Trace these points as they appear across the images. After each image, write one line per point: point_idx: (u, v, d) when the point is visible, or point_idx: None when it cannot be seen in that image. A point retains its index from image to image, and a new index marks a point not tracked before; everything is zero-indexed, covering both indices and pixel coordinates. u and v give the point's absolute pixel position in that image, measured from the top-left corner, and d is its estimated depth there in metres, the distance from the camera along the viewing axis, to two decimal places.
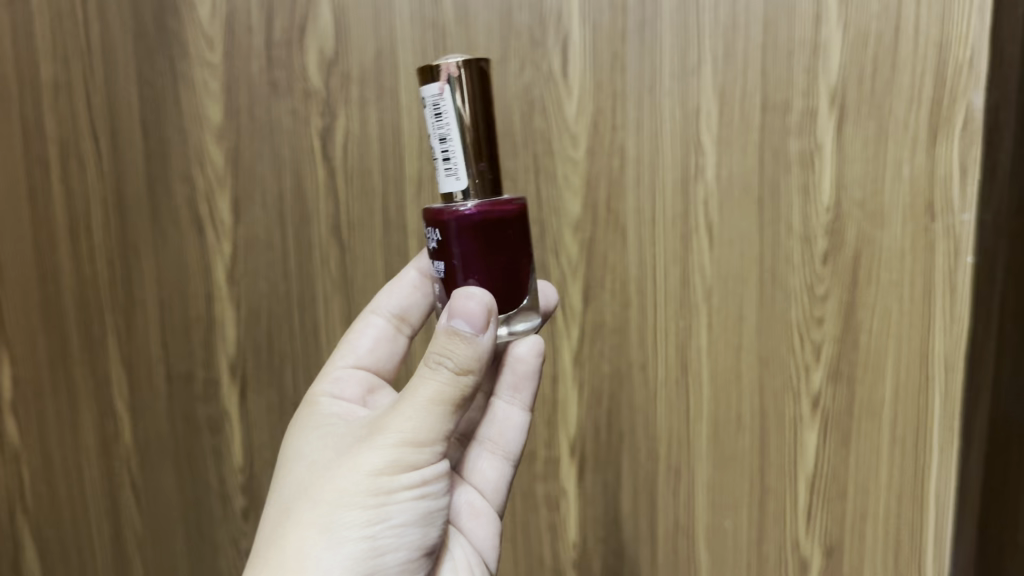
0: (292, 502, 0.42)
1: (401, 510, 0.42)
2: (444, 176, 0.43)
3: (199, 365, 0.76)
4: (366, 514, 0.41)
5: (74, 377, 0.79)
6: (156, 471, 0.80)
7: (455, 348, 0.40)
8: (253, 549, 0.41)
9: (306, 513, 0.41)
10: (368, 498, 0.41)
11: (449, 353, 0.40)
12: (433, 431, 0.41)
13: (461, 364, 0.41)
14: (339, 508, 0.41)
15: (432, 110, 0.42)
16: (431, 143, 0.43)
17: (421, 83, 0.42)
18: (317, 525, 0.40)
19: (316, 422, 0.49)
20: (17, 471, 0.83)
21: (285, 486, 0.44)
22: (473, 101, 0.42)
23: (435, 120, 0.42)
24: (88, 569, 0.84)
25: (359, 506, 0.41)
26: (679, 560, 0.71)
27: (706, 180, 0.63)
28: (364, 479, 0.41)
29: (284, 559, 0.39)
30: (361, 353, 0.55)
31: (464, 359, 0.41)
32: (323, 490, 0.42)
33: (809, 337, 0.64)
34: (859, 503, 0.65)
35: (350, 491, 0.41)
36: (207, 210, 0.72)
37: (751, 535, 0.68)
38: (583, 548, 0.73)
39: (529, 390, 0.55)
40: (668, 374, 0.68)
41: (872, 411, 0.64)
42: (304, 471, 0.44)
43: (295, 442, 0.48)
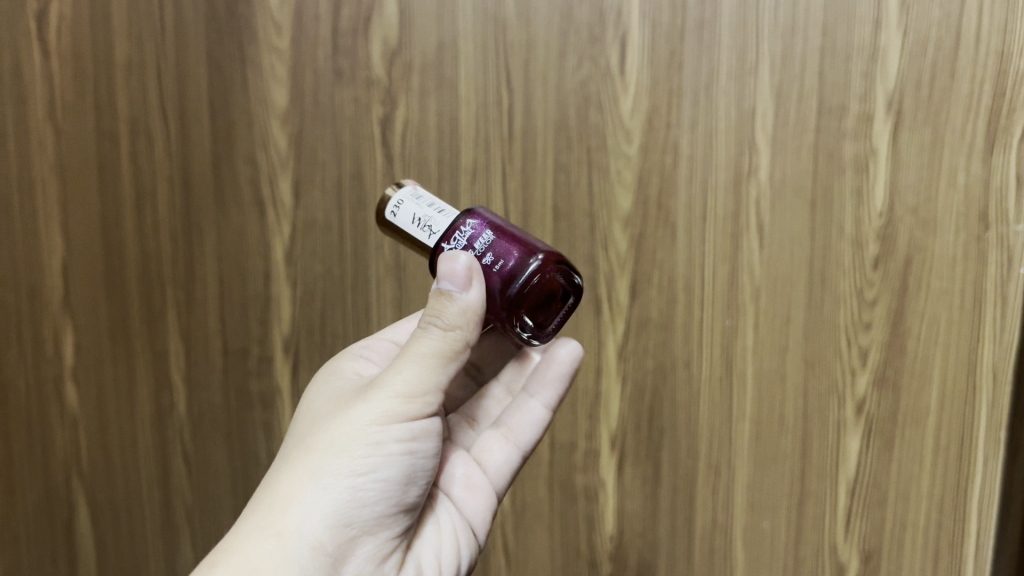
0: (291, 451, 0.44)
1: (382, 464, 0.42)
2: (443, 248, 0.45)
3: (254, 342, 0.82)
4: (351, 463, 0.42)
5: (134, 349, 0.79)
6: (206, 444, 0.84)
7: (445, 306, 0.42)
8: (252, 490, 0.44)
9: (299, 459, 0.43)
10: (356, 447, 0.42)
11: (439, 313, 0.42)
12: (426, 386, 0.43)
13: (451, 322, 0.42)
14: (325, 455, 0.42)
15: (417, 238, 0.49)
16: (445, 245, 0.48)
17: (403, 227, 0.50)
18: (304, 470, 0.42)
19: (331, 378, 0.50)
20: (74, 437, 0.79)
21: (289, 438, 0.46)
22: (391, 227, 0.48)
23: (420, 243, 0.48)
24: (139, 536, 0.85)
25: (347, 455, 0.42)
26: (715, 560, 0.71)
27: (759, 179, 0.64)
28: (352, 430, 0.42)
29: (274, 501, 0.41)
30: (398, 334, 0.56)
31: (450, 321, 0.42)
32: (315, 438, 0.43)
33: (856, 341, 0.63)
34: (899, 510, 0.64)
35: (338, 440, 0.42)
36: (269, 190, 0.77)
37: (789, 536, 0.68)
38: (620, 541, 0.74)
39: (554, 391, 0.55)
40: (712, 372, 0.69)
41: (916, 418, 0.63)
42: (309, 418, 0.46)
43: (308, 395, 0.50)
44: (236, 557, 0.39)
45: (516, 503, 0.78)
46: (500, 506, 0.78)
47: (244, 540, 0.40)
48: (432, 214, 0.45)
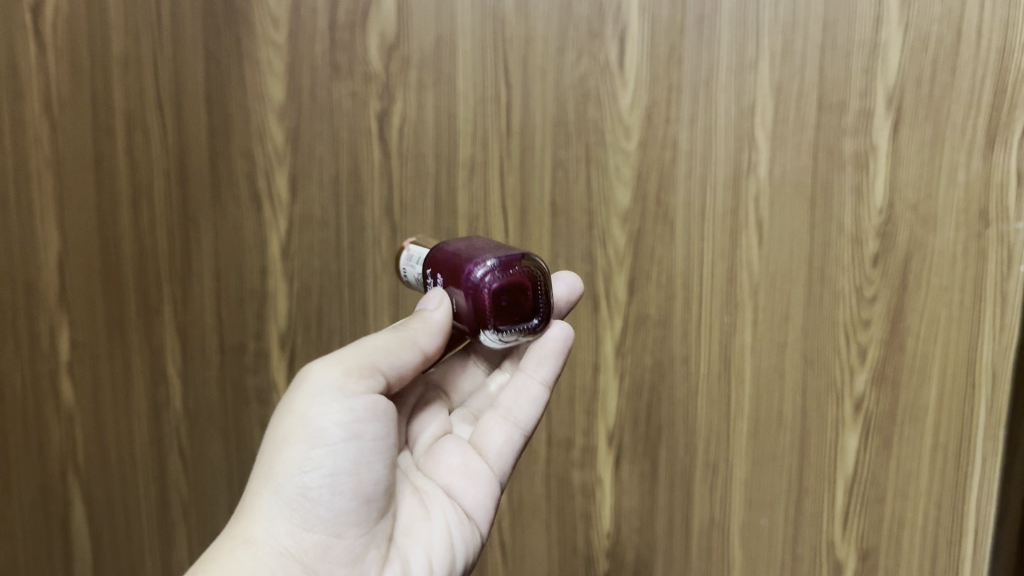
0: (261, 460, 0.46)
1: (324, 456, 0.42)
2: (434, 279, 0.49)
3: (251, 337, 0.79)
4: (295, 458, 0.42)
5: (130, 343, 0.80)
6: (202, 440, 0.83)
7: (413, 317, 0.46)
8: None
9: (260, 465, 0.44)
10: (297, 442, 0.43)
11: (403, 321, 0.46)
12: (358, 370, 0.43)
13: (404, 323, 0.46)
14: (275, 457, 0.43)
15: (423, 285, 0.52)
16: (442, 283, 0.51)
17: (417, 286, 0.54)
18: (262, 478, 0.43)
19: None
20: (69, 433, 0.81)
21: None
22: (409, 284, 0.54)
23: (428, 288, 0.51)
24: (136, 532, 0.85)
25: (289, 452, 0.43)
26: (712, 557, 0.71)
27: (758, 176, 0.64)
28: (290, 428, 0.43)
29: (240, 511, 0.43)
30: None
31: (413, 327, 0.46)
32: (269, 443, 0.45)
33: (855, 339, 0.63)
34: (897, 509, 0.64)
35: (281, 441, 0.43)
36: (266, 185, 0.76)
37: (787, 534, 0.68)
38: (617, 538, 0.74)
39: (552, 366, 0.50)
40: (710, 369, 0.68)
41: (915, 416, 0.62)
42: None
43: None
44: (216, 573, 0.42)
45: (513, 498, 0.77)
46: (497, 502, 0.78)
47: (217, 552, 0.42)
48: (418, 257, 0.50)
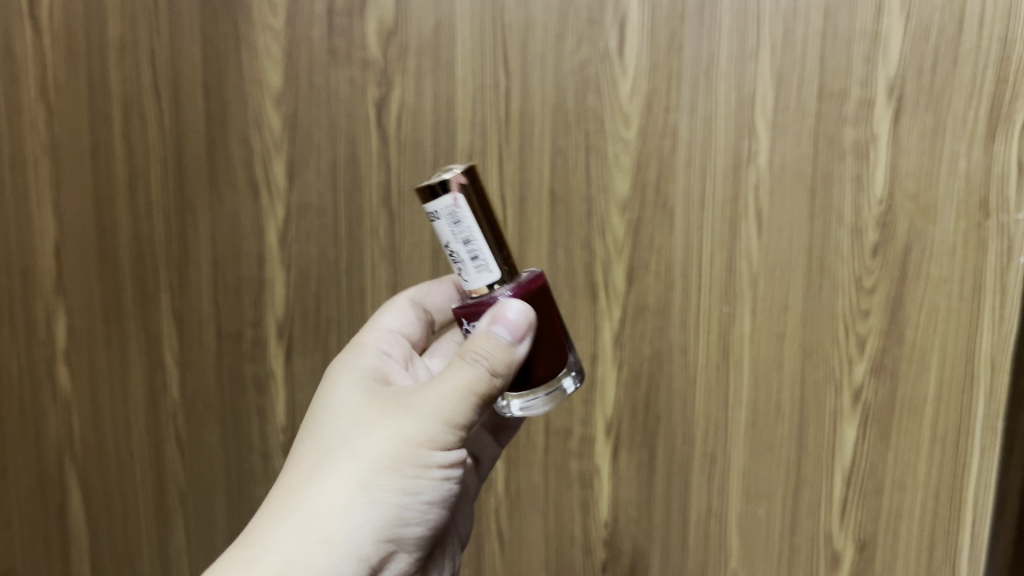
0: (324, 451, 0.44)
1: (425, 487, 0.44)
2: (472, 268, 0.45)
3: (248, 324, 0.77)
4: (401, 480, 0.43)
5: (126, 329, 0.81)
6: (201, 428, 0.81)
7: (492, 350, 0.43)
8: (282, 483, 0.44)
9: (344, 464, 0.43)
10: (405, 467, 0.43)
11: (486, 353, 0.43)
12: (470, 414, 0.44)
13: (497, 366, 0.44)
14: (374, 467, 0.43)
15: (450, 220, 0.44)
16: (456, 246, 0.45)
17: (435, 197, 0.44)
18: (350, 481, 0.42)
19: (345, 371, 0.50)
20: (67, 418, 0.84)
21: (309, 434, 0.46)
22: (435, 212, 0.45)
23: (453, 229, 0.44)
24: (133, 521, 0.84)
25: (395, 472, 0.43)
26: (709, 547, 0.71)
27: (758, 165, 0.63)
28: (401, 446, 0.43)
29: (321, 504, 0.42)
30: (395, 322, 0.57)
31: (497, 364, 0.44)
32: (356, 445, 0.43)
33: (855, 330, 0.63)
34: (894, 499, 0.64)
35: (388, 455, 0.43)
36: (263, 172, 0.74)
37: (784, 524, 0.68)
38: (614, 528, 0.74)
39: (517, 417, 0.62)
40: (708, 359, 0.68)
41: (913, 407, 0.62)
42: (340, 417, 0.45)
43: (321, 388, 0.49)
44: (282, 562, 0.39)
45: (510, 488, 0.77)
46: (494, 491, 0.78)
47: (290, 540, 0.40)
48: (475, 248, 0.45)
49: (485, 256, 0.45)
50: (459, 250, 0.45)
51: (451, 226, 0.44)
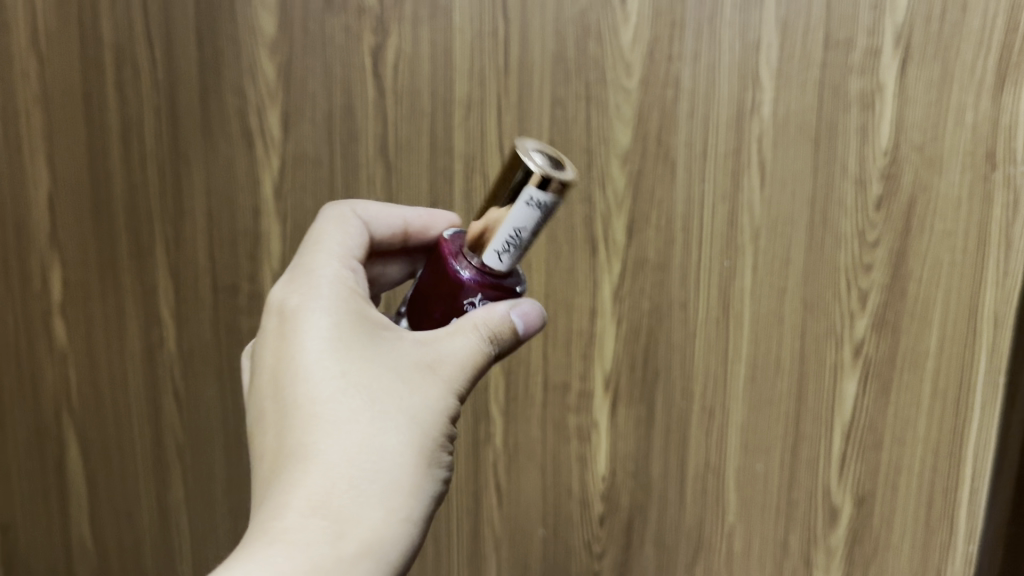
0: (366, 415, 0.40)
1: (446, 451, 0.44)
2: (518, 258, 0.45)
3: (244, 278, 0.76)
4: (446, 452, 0.42)
5: (122, 283, 0.80)
6: (198, 382, 0.79)
7: (513, 332, 0.45)
8: (332, 457, 0.39)
9: (405, 437, 0.40)
10: (448, 438, 0.42)
11: (508, 335, 0.45)
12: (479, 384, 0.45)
13: (510, 344, 0.45)
14: (428, 438, 0.41)
15: (546, 215, 0.43)
16: (526, 237, 0.43)
17: (553, 193, 0.42)
18: (409, 454, 0.40)
19: (341, 308, 0.44)
20: (64, 371, 0.84)
21: (336, 390, 0.41)
22: (521, 196, 0.42)
23: (541, 223, 0.43)
24: (132, 474, 0.84)
25: (444, 445, 0.42)
26: (707, 500, 0.71)
27: (762, 116, 0.62)
28: (446, 417, 0.42)
29: (397, 484, 0.39)
30: (347, 242, 0.51)
31: (509, 340, 0.45)
32: (408, 413, 0.41)
33: (857, 284, 0.62)
34: (893, 455, 0.64)
35: (438, 425, 0.41)
36: (258, 122, 0.73)
37: (782, 479, 0.68)
38: (612, 481, 0.74)
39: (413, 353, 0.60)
40: (708, 314, 0.67)
41: (915, 362, 0.62)
42: (371, 378, 0.41)
43: (318, 326, 0.43)
44: (369, 548, 0.37)
45: (508, 442, 0.77)
46: (492, 444, 0.77)
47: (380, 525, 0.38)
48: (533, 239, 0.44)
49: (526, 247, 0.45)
50: (527, 239, 0.44)
51: (540, 219, 0.43)
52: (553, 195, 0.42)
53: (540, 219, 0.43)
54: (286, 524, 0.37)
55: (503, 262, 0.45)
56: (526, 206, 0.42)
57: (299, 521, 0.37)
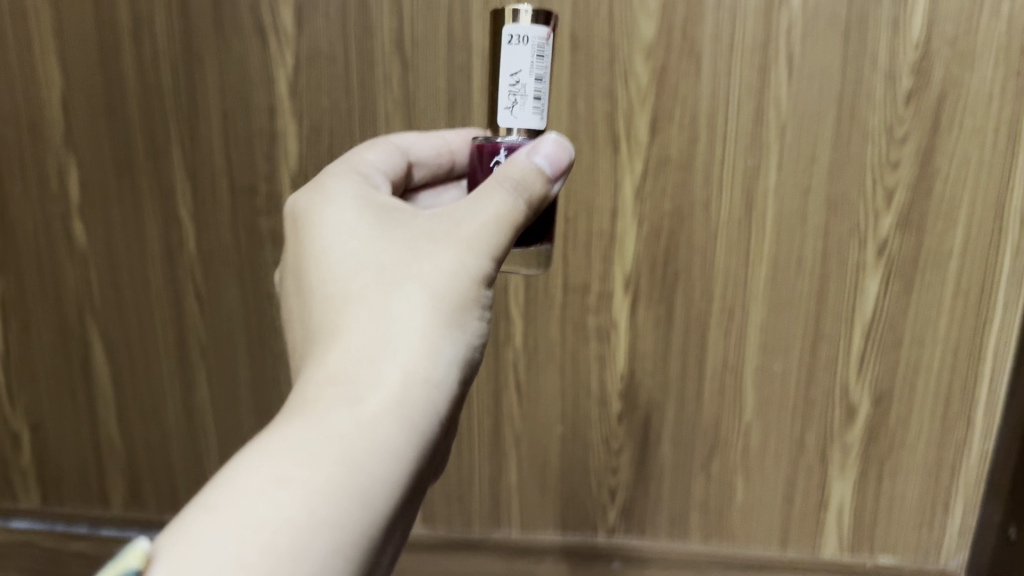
0: (375, 287, 0.37)
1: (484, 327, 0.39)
2: (533, 110, 0.42)
3: (262, 178, 0.74)
4: (474, 318, 0.37)
5: (139, 184, 0.76)
6: (219, 284, 0.77)
7: (539, 180, 0.41)
8: (338, 334, 0.36)
9: (415, 299, 0.36)
10: (477, 302, 0.38)
11: (535, 184, 0.40)
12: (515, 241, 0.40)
13: (538, 194, 0.41)
14: (447, 301, 0.36)
15: (538, 51, 0.41)
16: (527, 81, 0.41)
17: (536, 19, 0.41)
18: (424, 317, 0.36)
19: (360, 202, 0.42)
20: (84, 276, 0.79)
21: (347, 270, 0.38)
22: (503, 40, 0.41)
23: (537, 60, 0.41)
24: (156, 379, 0.81)
25: (470, 306, 0.37)
26: (724, 398, 0.71)
27: (792, 8, 0.60)
28: (469, 279, 0.37)
29: (408, 348, 0.35)
30: (377, 161, 0.48)
31: (538, 194, 0.41)
32: (421, 280, 0.37)
33: (883, 182, 0.63)
34: (913, 354, 0.67)
35: (460, 287, 0.37)
36: (271, 18, 0.69)
37: (800, 377, 0.69)
38: (631, 382, 0.72)
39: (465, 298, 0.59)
40: (730, 214, 0.66)
41: (938, 261, 0.64)
42: (380, 255, 0.38)
43: (332, 218, 0.41)
44: (383, 409, 0.33)
45: (528, 341, 0.72)
46: (512, 345, 0.73)
47: (390, 393, 0.33)
48: (542, 87, 0.42)
49: (543, 106, 0.43)
50: (530, 83, 0.41)
51: (533, 57, 0.41)
52: (535, 24, 0.41)
53: (534, 57, 0.41)
54: (296, 397, 0.34)
55: (518, 121, 0.42)
56: (511, 46, 0.41)
57: (308, 392, 0.34)
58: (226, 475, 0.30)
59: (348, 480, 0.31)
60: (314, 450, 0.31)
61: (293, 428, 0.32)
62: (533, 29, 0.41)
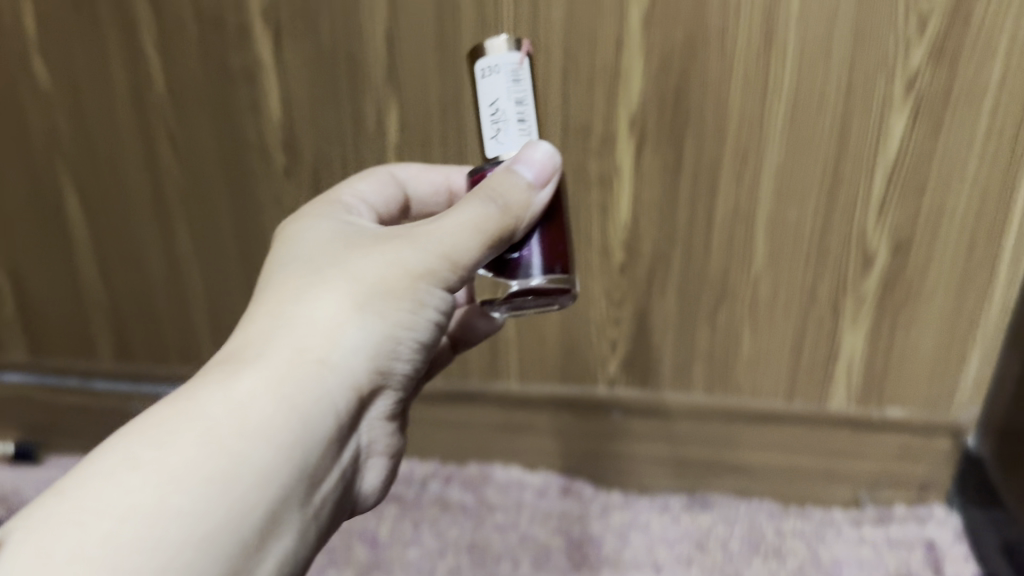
0: (308, 279, 0.40)
1: (413, 322, 0.41)
2: (517, 132, 0.42)
3: (229, 8, 0.64)
4: (385, 315, 0.40)
5: (99, 15, 0.67)
6: (193, 127, 0.70)
7: (512, 184, 0.41)
8: (259, 318, 0.39)
9: (329, 295, 0.39)
10: (399, 300, 0.40)
11: (510, 189, 0.41)
12: (470, 251, 0.40)
13: (511, 205, 0.41)
14: (367, 293, 0.39)
15: (513, 75, 0.41)
16: (507, 106, 0.42)
17: (506, 47, 0.42)
18: (337, 311, 0.39)
19: (324, 215, 0.45)
20: (50, 118, 0.73)
21: (291, 260, 0.41)
22: (477, 72, 0.42)
23: (514, 81, 0.41)
24: (135, 228, 0.77)
25: (384, 304, 0.40)
26: (733, 247, 0.67)
27: None
28: (398, 273, 0.40)
29: (310, 337, 0.38)
30: (371, 194, 0.50)
31: (518, 202, 0.41)
32: (346, 276, 0.40)
33: (917, 7, 0.56)
34: (937, 198, 0.62)
35: (383, 283, 0.39)
36: None
37: (816, 224, 0.65)
38: (634, 231, 0.68)
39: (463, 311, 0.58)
40: (748, 45, 0.59)
41: (973, 96, 0.58)
42: (321, 253, 0.41)
43: (307, 221, 0.45)
44: (273, 391, 0.36)
45: None
46: None
47: (281, 381, 0.36)
48: (524, 108, 0.42)
49: (531, 127, 0.42)
50: (509, 107, 0.42)
51: (508, 83, 0.41)
52: (508, 52, 0.42)
53: (510, 83, 0.41)
54: (204, 370, 0.37)
55: (503, 144, 0.42)
56: (484, 76, 0.42)
57: (216, 369, 0.37)
58: (114, 438, 0.34)
59: (218, 458, 0.33)
60: (193, 425, 0.34)
61: (184, 401, 0.35)
62: (505, 57, 0.41)
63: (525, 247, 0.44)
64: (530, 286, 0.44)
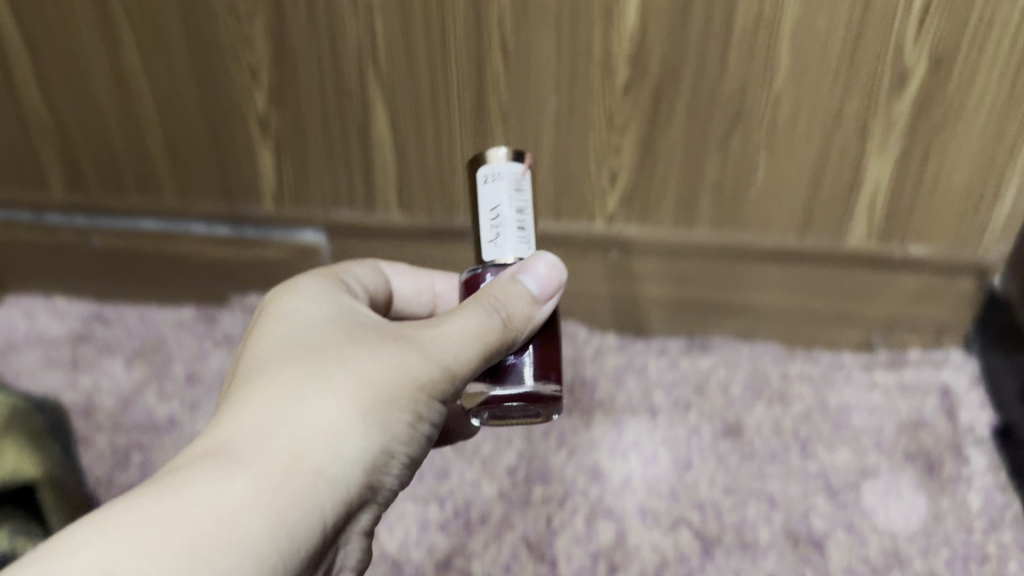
0: (304, 369, 0.36)
1: (408, 437, 0.37)
2: (517, 240, 0.41)
3: None
4: (387, 426, 0.36)
5: None
6: None
7: (514, 296, 0.39)
8: (248, 404, 0.35)
9: (330, 385, 0.35)
10: (399, 409, 0.36)
11: (511, 303, 0.38)
12: (470, 364, 0.38)
13: (513, 319, 0.38)
14: (370, 398, 0.35)
15: (515, 185, 0.41)
16: (509, 191, 0.41)
17: (512, 156, 0.41)
18: (335, 410, 0.34)
19: (326, 292, 0.41)
20: None
21: (282, 349, 0.37)
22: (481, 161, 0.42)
23: (516, 191, 0.41)
24: (79, 44, 0.64)
25: (389, 411, 0.36)
26: (754, 62, 0.58)
27: None
28: (401, 381, 0.36)
29: (305, 433, 0.34)
30: (365, 279, 0.46)
31: (521, 313, 0.39)
32: (347, 371, 0.36)
33: None
34: (986, 10, 0.53)
35: (384, 388, 0.36)
36: None
37: (849, 34, 0.55)
38: (641, 45, 0.58)
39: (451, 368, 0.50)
40: None
41: None
42: (318, 341, 0.37)
43: (300, 294, 0.40)
44: (259, 502, 0.31)
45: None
46: None
47: (269, 477, 0.32)
48: (526, 196, 0.41)
49: (530, 237, 0.41)
50: (510, 212, 0.41)
51: (510, 190, 0.41)
52: (512, 164, 0.41)
53: (510, 179, 0.41)
54: (183, 462, 0.33)
55: (504, 230, 0.41)
56: (486, 184, 0.41)
57: (198, 463, 0.32)
58: (75, 536, 0.29)
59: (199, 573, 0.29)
60: (177, 530, 0.29)
61: (161, 497, 0.30)
62: (507, 164, 0.41)
63: (521, 352, 0.41)
64: (519, 394, 0.41)
